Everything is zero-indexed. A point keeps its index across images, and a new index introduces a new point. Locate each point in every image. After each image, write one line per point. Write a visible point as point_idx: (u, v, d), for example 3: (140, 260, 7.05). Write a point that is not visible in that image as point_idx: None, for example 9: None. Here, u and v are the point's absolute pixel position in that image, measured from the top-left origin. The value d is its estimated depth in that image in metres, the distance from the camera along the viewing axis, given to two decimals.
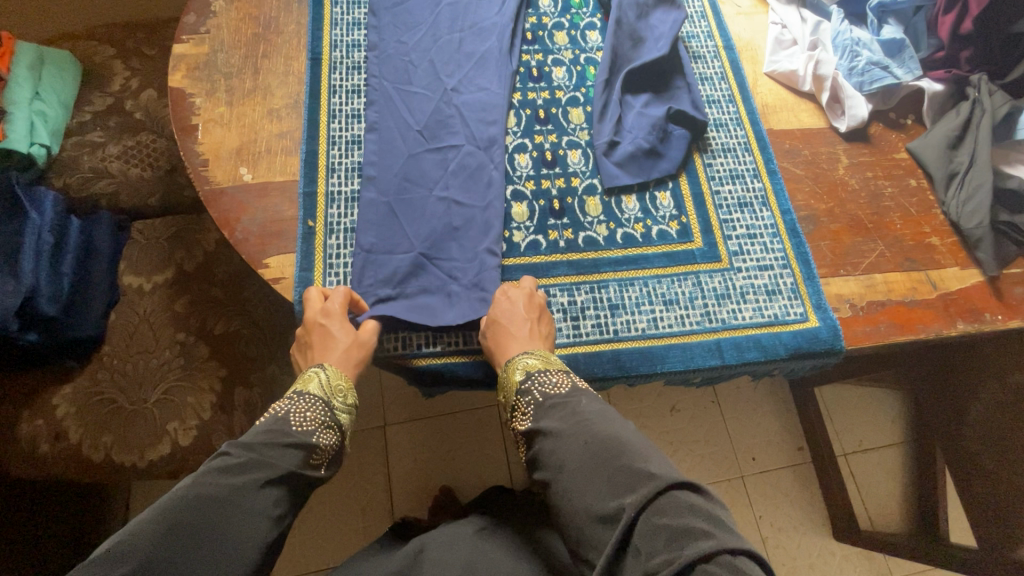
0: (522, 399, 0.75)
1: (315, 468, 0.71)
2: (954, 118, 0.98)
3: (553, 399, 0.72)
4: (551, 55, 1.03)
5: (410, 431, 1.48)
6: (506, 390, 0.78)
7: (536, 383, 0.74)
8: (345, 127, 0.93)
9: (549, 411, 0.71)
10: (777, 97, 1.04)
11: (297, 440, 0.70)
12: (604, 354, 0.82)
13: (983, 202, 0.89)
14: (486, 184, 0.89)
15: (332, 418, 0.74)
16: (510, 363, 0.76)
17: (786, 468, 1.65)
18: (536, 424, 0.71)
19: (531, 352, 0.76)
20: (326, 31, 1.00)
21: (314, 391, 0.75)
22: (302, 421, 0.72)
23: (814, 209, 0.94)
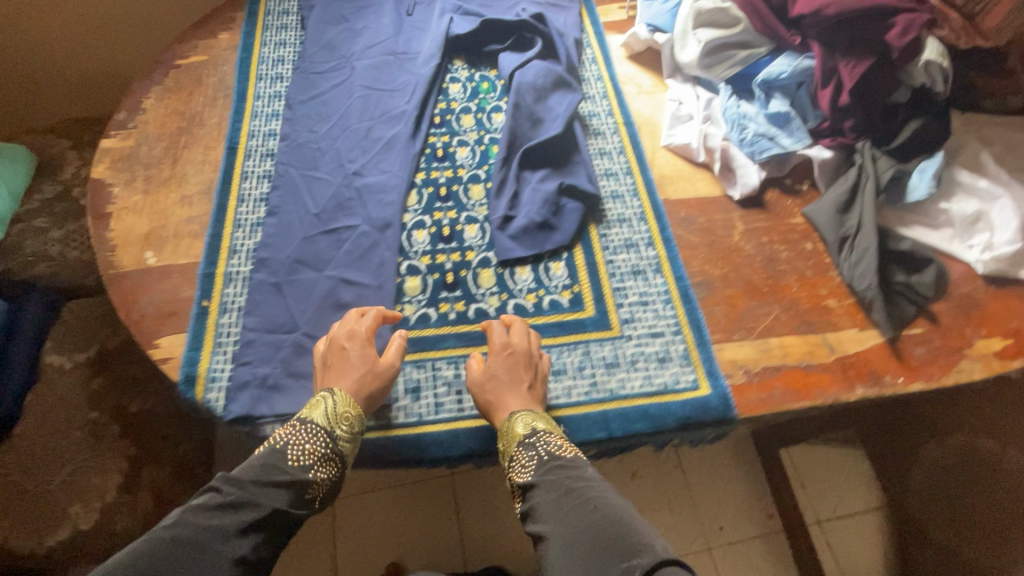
0: (524, 453, 0.74)
1: (304, 506, 0.72)
2: (844, 183, 1.01)
3: (561, 461, 0.73)
4: (456, 136, 1.10)
5: (359, 505, 1.39)
6: (506, 442, 0.76)
7: (542, 441, 0.74)
8: (252, 210, 0.98)
9: (553, 472, 0.72)
10: (674, 168, 1.08)
11: (283, 474, 0.71)
12: (487, 428, 0.81)
13: (871, 264, 0.90)
14: (379, 263, 0.92)
15: (332, 450, 0.74)
16: (511, 419, 0.76)
17: (756, 538, 1.55)
18: (542, 480, 0.72)
19: (529, 411, 0.77)
20: (246, 123, 1.08)
21: (317, 420, 0.74)
22: (299, 454, 0.73)
23: (708, 274, 0.95)
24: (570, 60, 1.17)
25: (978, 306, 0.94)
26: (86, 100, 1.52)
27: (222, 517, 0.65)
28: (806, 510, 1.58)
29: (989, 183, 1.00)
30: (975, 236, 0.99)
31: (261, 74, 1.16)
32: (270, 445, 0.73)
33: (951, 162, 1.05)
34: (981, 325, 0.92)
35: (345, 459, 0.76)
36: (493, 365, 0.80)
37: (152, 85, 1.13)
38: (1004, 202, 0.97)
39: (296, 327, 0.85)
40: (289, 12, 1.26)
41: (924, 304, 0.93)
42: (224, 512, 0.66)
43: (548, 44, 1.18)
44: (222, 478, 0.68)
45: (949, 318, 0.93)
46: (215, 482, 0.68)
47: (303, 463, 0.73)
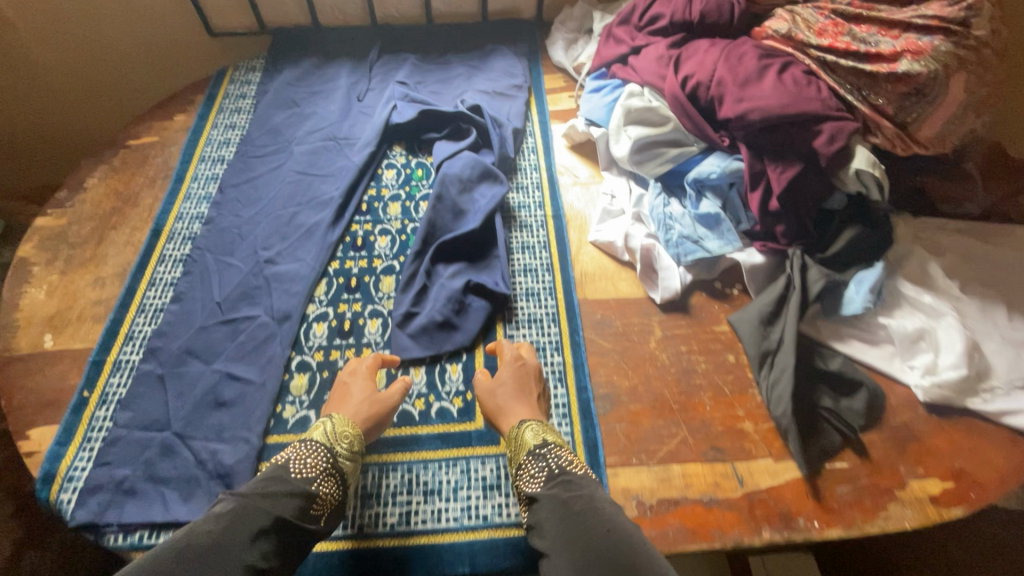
0: (533, 463, 0.74)
1: (313, 522, 0.68)
2: (772, 293, 0.94)
3: (571, 476, 0.70)
4: (379, 224, 1.09)
5: None
6: (515, 449, 0.77)
7: (551, 454, 0.73)
8: (159, 294, 0.98)
9: (565, 484, 0.69)
10: (598, 265, 1.04)
11: (297, 488, 0.68)
12: (343, 555, 0.74)
13: (787, 389, 0.83)
14: (269, 357, 0.90)
15: (332, 465, 0.73)
16: (514, 430, 0.78)
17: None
18: (551, 491, 0.69)
19: (532, 422, 0.78)
20: (177, 204, 1.11)
21: (318, 438, 0.75)
22: (303, 467, 0.71)
23: (615, 385, 0.89)
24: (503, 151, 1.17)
25: (916, 438, 0.85)
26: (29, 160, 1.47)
27: (242, 517, 0.62)
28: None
29: (933, 299, 0.93)
30: (917, 356, 0.89)
31: (204, 156, 1.19)
32: (276, 463, 0.72)
33: (894, 273, 0.97)
34: (917, 462, 0.82)
35: (346, 479, 0.75)
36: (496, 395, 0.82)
37: (99, 164, 1.18)
38: (949, 321, 0.89)
39: (169, 425, 0.83)
40: (246, 96, 1.32)
41: (854, 434, 0.83)
42: (242, 514, 0.63)
43: (484, 135, 1.18)
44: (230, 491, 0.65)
45: (880, 452, 0.83)
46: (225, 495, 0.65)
47: (307, 476, 0.71)
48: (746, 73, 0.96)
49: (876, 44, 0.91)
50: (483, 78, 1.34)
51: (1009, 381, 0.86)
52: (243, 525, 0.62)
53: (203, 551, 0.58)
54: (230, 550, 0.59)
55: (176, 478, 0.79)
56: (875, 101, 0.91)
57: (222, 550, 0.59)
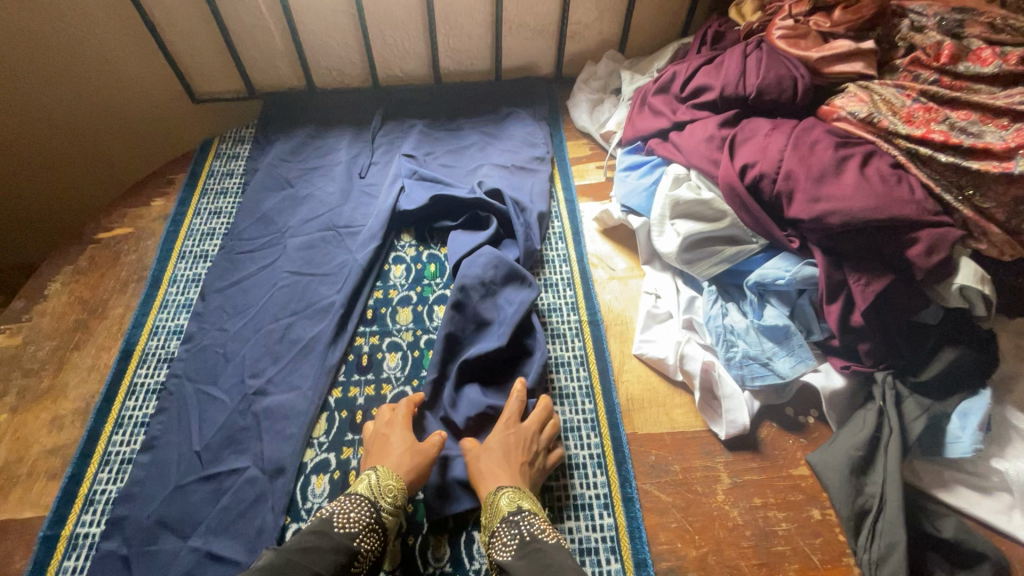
0: (506, 530, 0.68)
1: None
2: (860, 429, 0.79)
3: (542, 546, 0.65)
4: (388, 337, 0.93)
5: None
6: (489, 515, 0.71)
7: (524, 521, 0.68)
8: (127, 440, 0.82)
9: (534, 557, 0.64)
10: (645, 385, 0.88)
11: (336, 546, 0.66)
12: None
13: (898, 571, 0.68)
14: (258, 529, 0.74)
15: (376, 522, 0.70)
16: (490, 497, 0.72)
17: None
18: (521, 564, 0.64)
19: (509, 488, 0.72)
20: (152, 315, 0.95)
21: (362, 492, 0.72)
22: (345, 522, 0.68)
23: (680, 557, 0.73)
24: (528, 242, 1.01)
25: None
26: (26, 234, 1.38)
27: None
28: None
29: None
30: None
31: (184, 251, 1.04)
32: (320, 516, 0.69)
33: (1001, 398, 0.82)
34: None
35: (388, 534, 0.71)
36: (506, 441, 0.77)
37: (64, 264, 1.02)
38: None
39: None
40: (233, 174, 1.17)
41: None
42: (275, 572, 0.61)
43: (504, 223, 1.04)
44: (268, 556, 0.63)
45: None
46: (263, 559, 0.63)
47: (350, 531, 0.68)
48: (821, 166, 0.81)
49: (981, 134, 0.76)
50: (500, 150, 1.19)
51: None
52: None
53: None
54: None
55: None
56: (981, 204, 0.76)
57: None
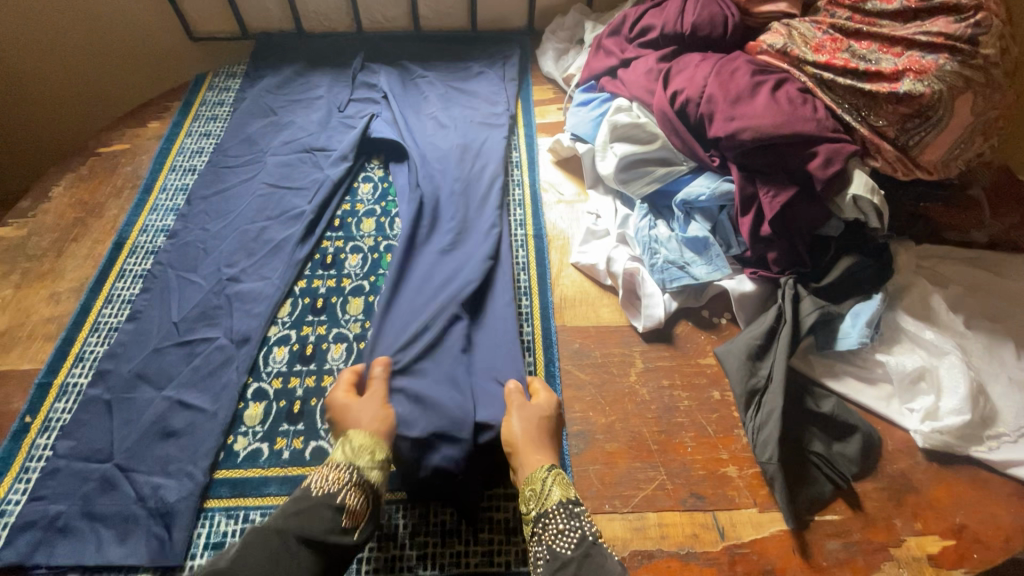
0: (565, 519, 0.67)
1: (347, 534, 0.65)
2: (762, 324, 0.87)
3: (601, 552, 0.64)
4: (351, 242, 1.04)
5: None
6: (537, 497, 0.70)
7: (584, 522, 0.67)
8: (115, 312, 0.93)
9: (591, 559, 0.63)
10: (578, 289, 0.99)
11: (321, 505, 0.66)
12: None
13: (774, 432, 0.77)
14: (223, 384, 0.84)
15: (357, 481, 0.69)
16: (540, 477, 0.71)
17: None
18: (576, 561, 0.63)
19: (558, 469, 0.72)
20: (142, 216, 1.06)
21: (341, 456, 0.71)
22: (325, 483, 0.69)
23: (590, 423, 0.83)
24: (463, 215, 1.04)
25: (914, 489, 0.78)
26: (24, 161, 1.47)
27: (261, 545, 0.61)
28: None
29: (935, 335, 0.85)
30: (917, 398, 0.83)
31: (175, 165, 1.15)
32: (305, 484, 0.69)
33: (894, 305, 0.91)
34: (915, 516, 0.76)
35: (377, 490, 0.71)
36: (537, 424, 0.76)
37: (66, 173, 1.14)
38: (952, 360, 0.82)
39: (111, 456, 0.78)
40: (224, 103, 1.28)
41: (847, 483, 0.77)
42: (265, 543, 0.62)
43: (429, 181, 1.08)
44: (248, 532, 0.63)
45: (875, 504, 0.76)
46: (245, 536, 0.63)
47: (331, 490, 0.68)
48: (738, 90, 0.91)
49: (877, 61, 0.86)
50: (460, 105, 1.24)
51: (1018, 428, 0.79)
52: (267, 551, 0.61)
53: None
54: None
55: (114, 515, 0.73)
56: (875, 123, 0.85)
57: None
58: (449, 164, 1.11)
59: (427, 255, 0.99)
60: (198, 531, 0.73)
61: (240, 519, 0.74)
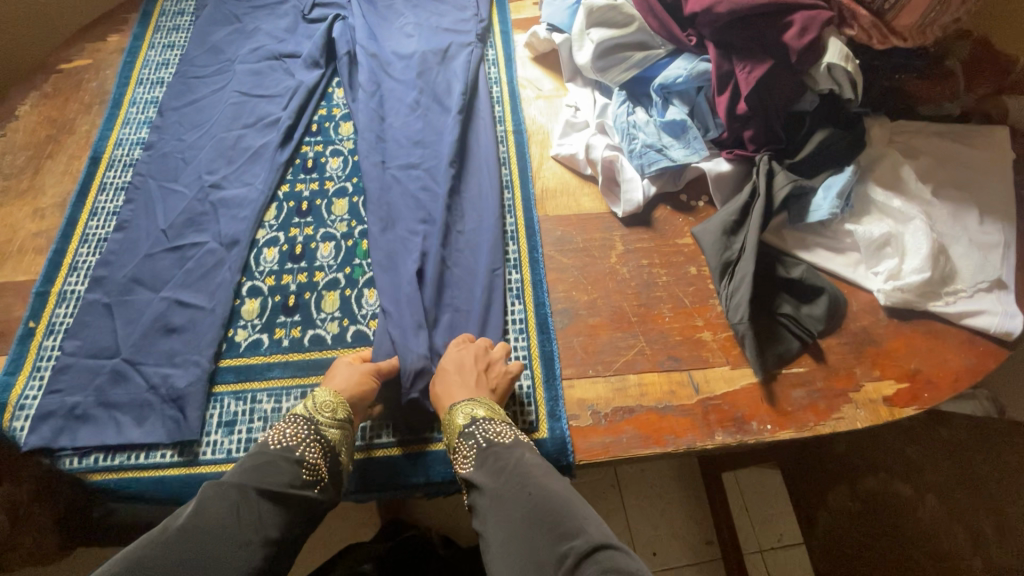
0: (465, 443, 0.70)
1: (310, 488, 0.67)
2: (737, 201, 0.90)
3: (497, 447, 0.68)
4: (331, 146, 1.03)
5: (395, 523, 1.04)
6: (447, 431, 0.74)
7: (479, 429, 0.70)
8: (103, 223, 0.94)
9: (491, 457, 0.67)
10: (559, 181, 1.00)
11: (282, 460, 0.67)
12: None
13: (746, 295, 0.81)
14: (218, 283, 0.87)
15: (317, 436, 0.71)
16: (447, 415, 0.74)
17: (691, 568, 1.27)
18: (479, 467, 0.68)
19: (473, 401, 0.73)
20: (115, 131, 1.05)
21: (300, 412, 0.73)
22: (282, 440, 0.70)
23: (573, 301, 0.87)
24: (427, 130, 1.01)
25: (875, 342, 0.84)
26: None
27: (222, 497, 0.62)
28: (745, 538, 1.28)
29: (903, 203, 0.88)
30: (882, 262, 0.87)
31: (142, 78, 1.12)
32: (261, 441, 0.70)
33: (866, 178, 0.93)
34: (874, 365, 0.82)
35: (336, 447, 0.72)
36: (445, 367, 0.77)
37: (30, 91, 1.10)
38: (917, 225, 0.85)
39: (118, 352, 0.81)
40: (185, 12, 1.22)
41: (812, 339, 0.83)
42: (224, 497, 0.62)
43: (405, 81, 1.06)
44: (210, 485, 0.62)
45: (838, 357, 0.83)
46: (203, 490, 0.62)
47: (289, 446, 0.69)
48: None
49: None
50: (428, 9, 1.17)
51: (974, 284, 0.84)
52: (227, 504, 0.61)
53: (200, 536, 0.58)
54: (232, 527, 0.60)
55: (128, 402, 0.78)
56: None
57: (214, 529, 0.59)
58: (409, 77, 1.07)
59: (388, 171, 0.97)
60: (210, 411, 0.78)
61: (248, 400, 0.79)
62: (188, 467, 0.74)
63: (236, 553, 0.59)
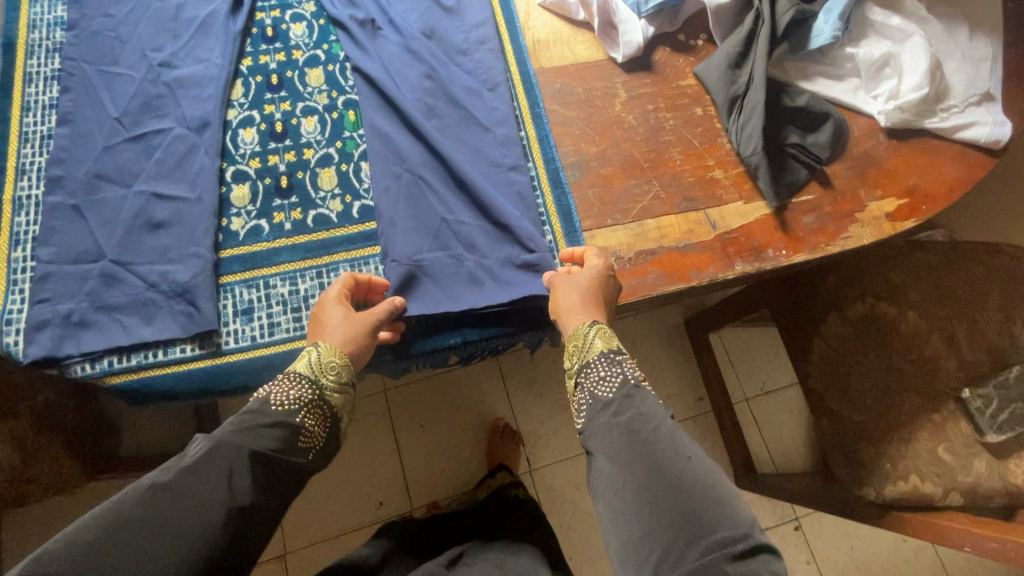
0: (607, 367, 0.65)
1: (301, 455, 0.62)
2: (739, 33, 0.86)
3: (641, 394, 0.62)
4: (289, 10, 0.91)
5: (415, 412, 1.27)
6: (580, 346, 0.67)
7: (620, 365, 0.65)
8: (41, 119, 0.82)
9: (632, 399, 0.62)
10: (550, 31, 0.92)
11: (281, 424, 0.61)
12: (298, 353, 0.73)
13: (757, 126, 0.80)
14: (197, 171, 0.79)
15: (319, 400, 0.65)
16: (583, 332, 0.67)
17: (686, 422, 1.37)
18: (618, 402, 0.62)
19: (601, 325, 0.68)
20: (23, 10, 0.88)
21: (301, 370, 0.66)
22: (284, 401, 0.63)
23: (583, 154, 0.84)
24: None
25: (876, 164, 0.86)
26: None
27: (214, 458, 0.56)
28: (733, 389, 1.41)
29: (901, 20, 0.86)
30: (881, 84, 0.87)
31: None
32: (256, 397, 0.63)
33: None
34: (876, 185, 0.85)
35: (336, 411, 0.67)
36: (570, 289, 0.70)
37: None
38: (915, 41, 0.84)
39: (103, 254, 0.74)
40: None
41: (819, 166, 0.84)
42: (213, 456, 0.56)
43: None
44: (202, 439, 0.58)
45: (843, 181, 0.85)
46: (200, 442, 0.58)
47: (289, 409, 0.63)
48: None
49: None
50: None
51: (966, 98, 0.86)
52: (218, 465, 0.55)
53: (177, 497, 0.53)
54: (215, 489, 0.54)
55: (129, 303, 0.72)
56: None
57: (198, 490, 0.54)
58: None
59: (362, 33, 0.88)
60: (224, 302, 0.75)
61: (260, 287, 0.76)
62: (215, 358, 0.72)
63: (215, 514, 0.53)
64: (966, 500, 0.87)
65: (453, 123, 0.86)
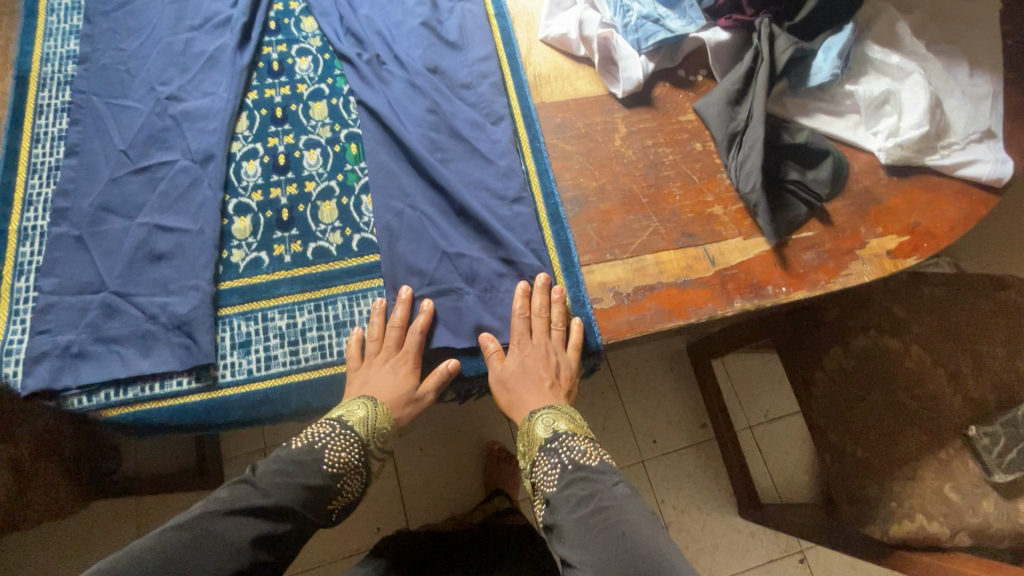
0: (546, 460, 0.71)
1: (325, 516, 0.67)
2: (738, 70, 0.86)
3: (587, 471, 0.68)
4: (295, 44, 0.92)
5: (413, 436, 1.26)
6: (528, 444, 0.74)
7: (564, 449, 0.70)
8: (49, 151, 0.83)
9: (577, 481, 0.68)
10: (551, 66, 0.94)
11: (323, 485, 0.66)
12: (292, 388, 0.73)
13: (756, 164, 0.80)
14: (200, 203, 0.80)
15: (361, 464, 0.70)
16: (523, 424, 0.74)
17: (688, 451, 1.35)
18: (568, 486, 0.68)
19: (539, 410, 0.74)
20: (38, 44, 0.90)
21: (359, 431, 0.70)
22: (335, 461, 0.68)
23: (582, 188, 0.85)
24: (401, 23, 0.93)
25: (876, 200, 0.86)
26: None
27: (232, 508, 0.61)
28: (737, 418, 1.39)
29: (900, 59, 0.87)
30: (881, 121, 0.87)
31: None
32: (309, 443, 0.68)
33: (863, 38, 0.91)
34: (877, 222, 0.84)
35: (370, 472, 0.72)
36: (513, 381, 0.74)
37: None
38: (915, 80, 0.84)
39: (105, 285, 0.75)
40: None
41: (820, 203, 0.83)
42: (230, 507, 0.61)
43: None
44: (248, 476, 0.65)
45: (844, 218, 0.84)
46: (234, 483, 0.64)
47: (336, 470, 0.68)
48: None
49: None
50: None
51: (967, 136, 0.85)
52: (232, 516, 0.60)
53: (193, 542, 0.57)
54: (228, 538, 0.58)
55: (128, 335, 0.73)
56: None
57: (215, 538, 0.58)
58: None
59: (365, 68, 0.90)
60: (222, 335, 0.75)
61: (258, 320, 0.76)
62: (211, 391, 0.72)
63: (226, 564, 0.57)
64: (974, 541, 0.84)
65: (457, 157, 0.87)
